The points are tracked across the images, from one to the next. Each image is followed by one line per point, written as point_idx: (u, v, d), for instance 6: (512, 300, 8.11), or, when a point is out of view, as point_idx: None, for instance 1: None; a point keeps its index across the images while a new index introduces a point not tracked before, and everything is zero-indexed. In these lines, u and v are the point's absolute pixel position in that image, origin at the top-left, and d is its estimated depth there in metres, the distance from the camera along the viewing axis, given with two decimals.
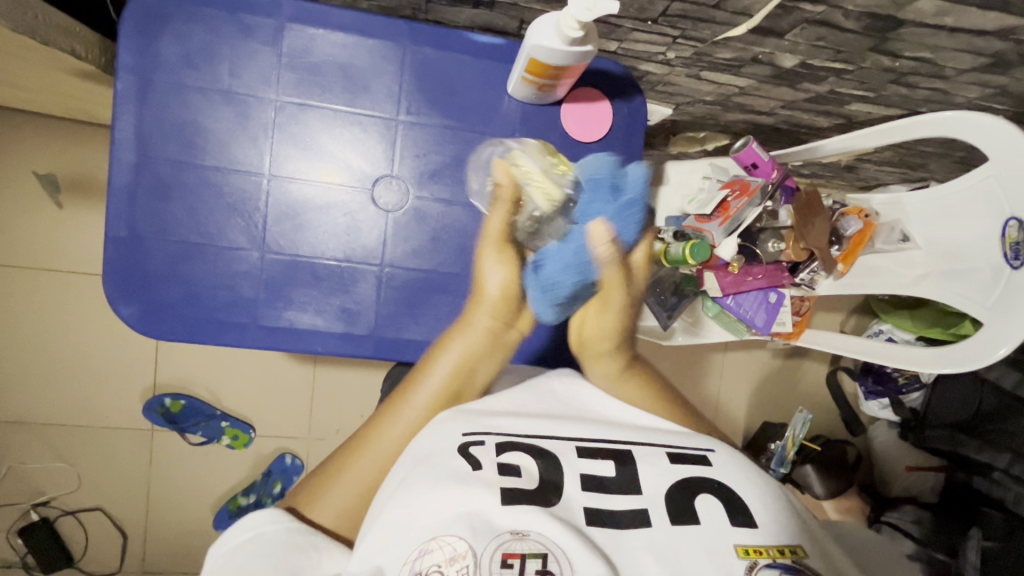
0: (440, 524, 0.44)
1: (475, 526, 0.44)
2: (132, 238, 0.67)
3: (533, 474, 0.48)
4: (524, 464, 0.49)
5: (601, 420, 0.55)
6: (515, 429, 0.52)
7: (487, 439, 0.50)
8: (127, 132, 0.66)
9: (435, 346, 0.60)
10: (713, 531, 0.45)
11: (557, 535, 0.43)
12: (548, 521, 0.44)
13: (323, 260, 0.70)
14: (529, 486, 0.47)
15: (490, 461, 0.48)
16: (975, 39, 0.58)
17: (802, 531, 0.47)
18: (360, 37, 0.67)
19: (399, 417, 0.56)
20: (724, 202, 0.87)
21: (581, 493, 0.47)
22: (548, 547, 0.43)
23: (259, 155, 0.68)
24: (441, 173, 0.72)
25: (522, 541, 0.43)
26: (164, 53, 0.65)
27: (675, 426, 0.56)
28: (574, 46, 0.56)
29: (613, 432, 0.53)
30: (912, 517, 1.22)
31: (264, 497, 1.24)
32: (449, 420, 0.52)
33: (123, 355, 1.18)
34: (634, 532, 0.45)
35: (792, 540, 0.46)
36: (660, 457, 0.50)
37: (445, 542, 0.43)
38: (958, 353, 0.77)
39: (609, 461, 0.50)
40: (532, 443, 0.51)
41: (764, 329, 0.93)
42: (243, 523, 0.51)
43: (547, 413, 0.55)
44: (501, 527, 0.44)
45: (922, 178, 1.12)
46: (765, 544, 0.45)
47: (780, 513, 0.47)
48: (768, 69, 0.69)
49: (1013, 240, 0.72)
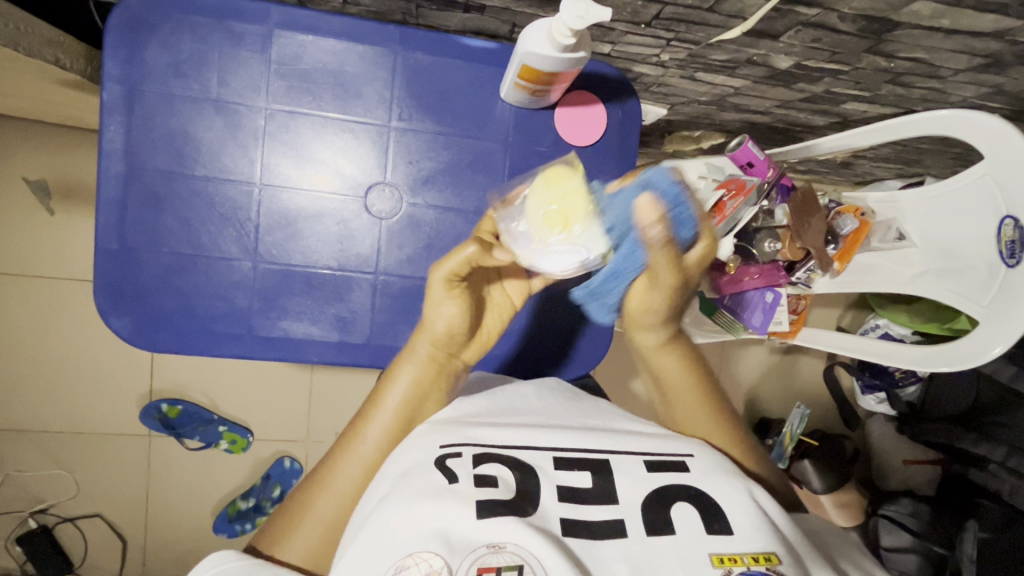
0: (415, 540, 0.44)
1: (451, 542, 0.43)
2: (124, 252, 0.66)
3: (509, 485, 0.48)
4: (501, 475, 0.48)
5: (584, 426, 0.55)
6: (497, 439, 0.52)
7: (464, 451, 0.50)
8: (116, 143, 0.65)
9: (382, 380, 0.59)
10: (690, 540, 0.46)
11: (534, 546, 0.43)
12: (525, 532, 0.44)
13: (316, 269, 0.70)
14: (506, 497, 0.46)
15: (466, 474, 0.48)
16: (970, 41, 0.58)
17: (778, 538, 0.46)
18: (351, 43, 0.67)
19: (356, 451, 0.56)
20: (720, 202, 0.84)
21: (559, 505, 0.47)
22: (524, 559, 0.43)
23: (250, 164, 0.68)
24: (435, 179, 0.71)
25: (498, 555, 0.43)
26: (152, 62, 0.64)
27: (657, 429, 0.56)
28: (567, 52, 0.56)
29: (599, 439, 0.52)
30: (907, 510, 1.22)
31: (264, 501, 1.24)
32: (425, 436, 0.52)
33: (118, 362, 1.18)
34: (611, 544, 0.45)
35: (767, 548, 0.45)
36: (638, 466, 0.51)
37: (421, 558, 0.43)
38: (954, 352, 0.77)
39: (586, 472, 0.50)
40: (505, 452, 0.50)
41: (761, 329, 0.94)
42: (204, 562, 0.52)
43: (533, 423, 0.55)
44: (477, 542, 0.44)
45: (918, 174, 1.11)
46: (740, 552, 0.45)
47: (760, 520, 0.47)
48: (763, 70, 0.69)
49: (1009, 238, 0.71)
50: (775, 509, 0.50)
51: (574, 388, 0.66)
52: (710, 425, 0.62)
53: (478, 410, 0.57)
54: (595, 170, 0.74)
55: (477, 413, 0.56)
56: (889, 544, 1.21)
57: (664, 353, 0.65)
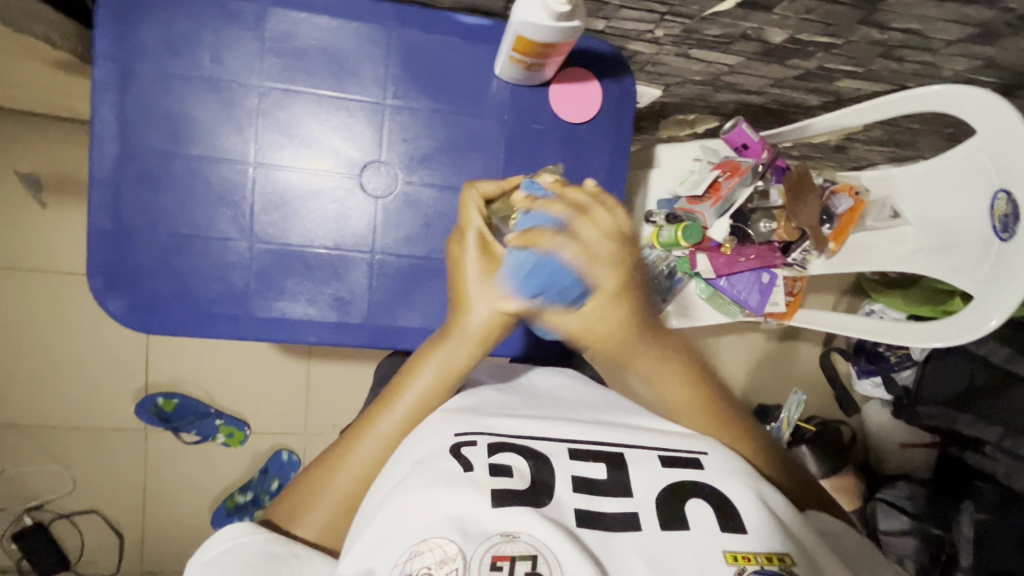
0: (431, 526, 0.44)
1: (465, 529, 0.43)
2: (119, 232, 0.66)
3: (524, 475, 0.48)
4: (516, 464, 0.48)
5: (598, 421, 0.55)
6: (509, 429, 0.52)
7: (479, 439, 0.50)
8: (109, 122, 0.64)
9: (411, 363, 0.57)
10: (703, 535, 0.45)
11: (547, 536, 0.43)
12: (539, 521, 0.44)
13: (313, 249, 0.70)
14: (520, 486, 0.47)
15: (482, 462, 0.48)
16: (963, 9, 0.58)
17: (790, 539, 0.46)
18: (345, 20, 0.66)
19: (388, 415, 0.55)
20: (715, 183, 0.87)
21: (573, 495, 0.47)
22: (538, 549, 0.43)
23: (245, 144, 0.67)
24: (431, 158, 0.71)
25: (512, 544, 0.43)
26: (144, 40, 0.64)
27: (675, 427, 0.56)
28: (561, 21, 0.55)
29: (612, 431, 0.53)
30: (904, 493, 1.23)
31: (261, 495, 1.22)
32: (442, 421, 0.52)
33: (114, 356, 1.17)
34: (624, 534, 0.45)
35: (781, 548, 0.45)
36: (651, 461, 0.50)
37: (435, 543, 0.43)
38: (953, 327, 0.77)
39: (601, 463, 0.50)
40: (525, 442, 0.50)
41: (758, 308, 0.93)
42: (221, 535, 0.52)
43: (544, 416, 0.54)
44: (492, 530, 0.44)
45: (911, 156, 1.12)
46: (754, 551, 0.44)
47: (775, 522, 0.47)
48: (758, 45, 0.69)
49: (1002, 212, 0.72)
50: (781, 504, 0.50)
51: (586, 382, 0.65)
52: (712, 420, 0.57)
53: (488, 400, 0.57)
54: (591, 151, 0.74)
55: (488, 405, 0.56)
56: (887, 528, 1.21)
57: (663, 368, 0.56)
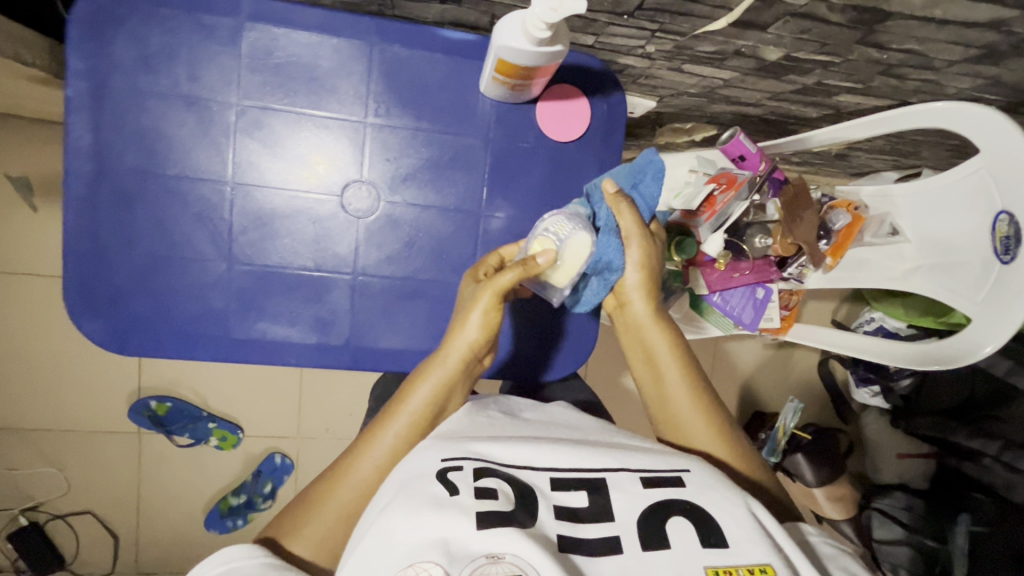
0: (417, 550, 0.40)
1: (451, 552, 0.40)
2: (95, 252, 0.65)
3: (509, 497, 0.44)
4: (500, 488, 0.45)
5: (588, 442, 0.52)
6: (497, 455, 0.48)
7: (465, 464, 0.47)
8: (83, 141, 0.63)
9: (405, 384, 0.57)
10: (684, 553, 0.42)
11: (533, 557, 0.39)
12: (523, 541, 0.40)
13: (294, 270, 0.68)
14: (506, 509, 0.43)
15: (468, 486, 0.44)
16: (964, 32, 0.56)
17: (773, 548, 0.43)
18: (325, 35, 0.64)
19: (379, 445, 0.54)
20: (710, 197, 0.82)
21: (555, 521, 0.44)
22: (523, 570, 0.39)
23: (223, 162, 0.66)
24: (415, 176, 0.69)
25: (497, 566, 0.39)
26: (118, 56, 0.62)
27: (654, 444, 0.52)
28: (543, 46, 0.54)
29: (598, 454, 0.49)
30: (902, 504, 1.21)
31: (255, 497, 1.23)
32: (427, 447, 0.49)
33: (106, 361, 1.16)
34: (607, 560, 0.42)
35: (762, 559, 0.42)
36: (632, 482, 0.46)
37: (421, 569, 0.39)
38: (946, 351, 0.76)
39: (582, 491, 0.46)
40: (507, 470, 0.47)
41: (752, 326, 0.90)
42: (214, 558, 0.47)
43: (530, 438, 0.51)
44: (477, 551, 0.40)
45: (915, 165, 1.09)
46: (735, 563, 0.42)
47: (755, 530, 0.43)
48: (752, 62, 0.67)
49: (1004, 234, 0.70)
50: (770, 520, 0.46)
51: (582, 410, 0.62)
52: (692, 409, 0.57)
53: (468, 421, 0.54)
54: (580, 168, 0.72)
55: (472, 429, 0.52)
56: (881, 537, 1.22)
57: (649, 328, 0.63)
